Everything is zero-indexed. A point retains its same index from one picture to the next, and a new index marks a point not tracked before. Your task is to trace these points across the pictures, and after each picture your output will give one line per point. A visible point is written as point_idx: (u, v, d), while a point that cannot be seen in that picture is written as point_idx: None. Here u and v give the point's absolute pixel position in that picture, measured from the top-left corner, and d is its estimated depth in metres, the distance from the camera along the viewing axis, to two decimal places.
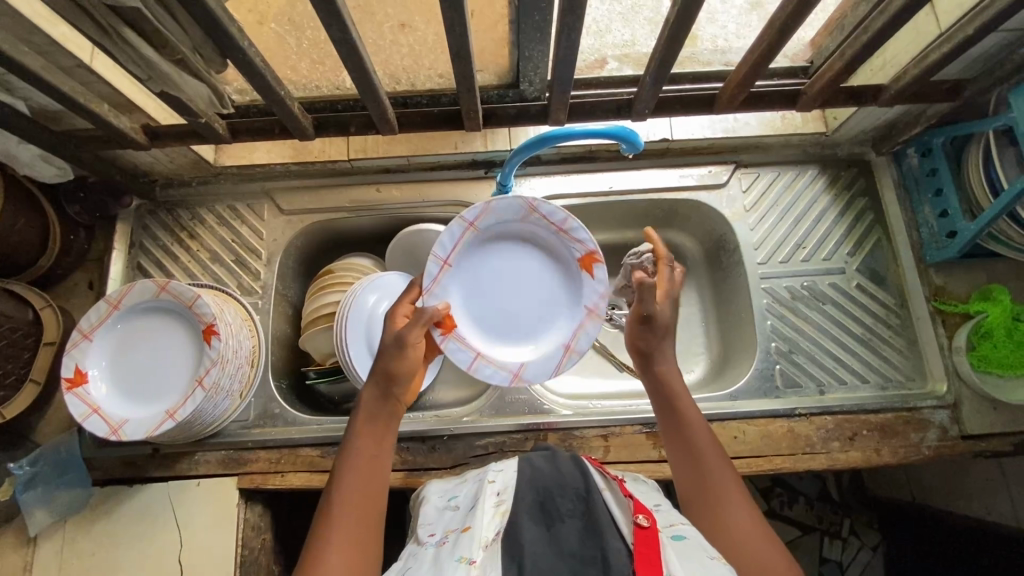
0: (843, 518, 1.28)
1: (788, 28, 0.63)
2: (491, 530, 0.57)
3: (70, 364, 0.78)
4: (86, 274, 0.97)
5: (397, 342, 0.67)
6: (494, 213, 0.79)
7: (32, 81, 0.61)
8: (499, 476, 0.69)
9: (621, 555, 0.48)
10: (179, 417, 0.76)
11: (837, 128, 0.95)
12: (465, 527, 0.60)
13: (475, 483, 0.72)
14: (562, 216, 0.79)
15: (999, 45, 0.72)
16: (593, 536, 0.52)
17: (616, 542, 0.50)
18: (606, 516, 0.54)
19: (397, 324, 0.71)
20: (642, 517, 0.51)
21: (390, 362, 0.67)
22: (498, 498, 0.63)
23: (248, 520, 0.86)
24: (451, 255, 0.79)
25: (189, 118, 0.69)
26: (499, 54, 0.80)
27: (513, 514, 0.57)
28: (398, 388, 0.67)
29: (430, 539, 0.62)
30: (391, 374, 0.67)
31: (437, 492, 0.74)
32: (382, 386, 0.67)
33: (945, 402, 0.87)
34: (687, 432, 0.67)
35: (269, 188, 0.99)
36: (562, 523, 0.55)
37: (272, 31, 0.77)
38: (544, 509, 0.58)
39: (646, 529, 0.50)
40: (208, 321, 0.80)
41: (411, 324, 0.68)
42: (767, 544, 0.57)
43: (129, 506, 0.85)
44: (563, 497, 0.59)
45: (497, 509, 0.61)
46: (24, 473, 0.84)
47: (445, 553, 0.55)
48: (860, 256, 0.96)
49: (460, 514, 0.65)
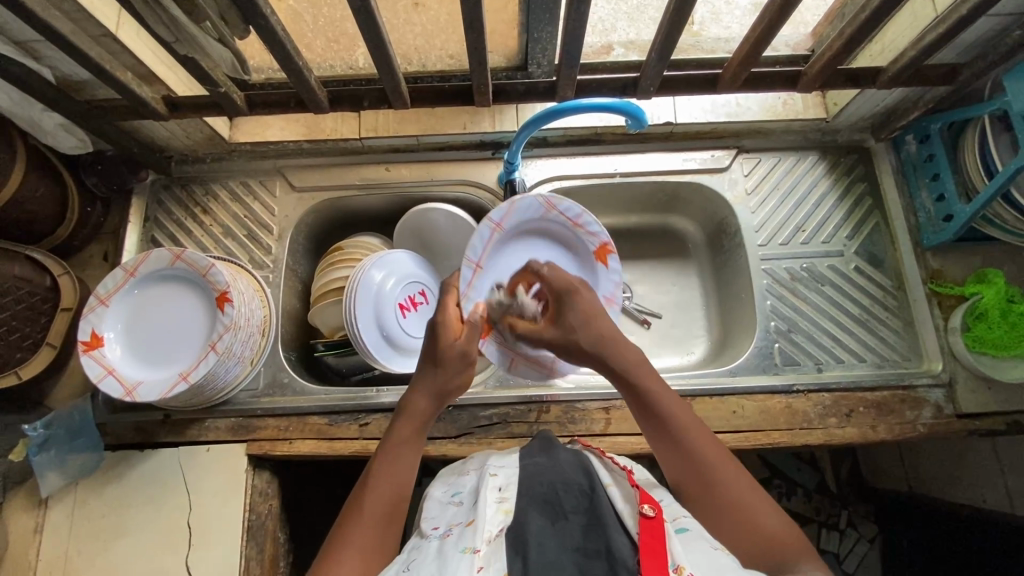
0: (841, 509, 1.30)
1: (789, 5, 0.66)
2: (495, 526, 0.56)
3: (87, 328, 0.80)
4: (101, 246, 0.99)
5: (462, 357, 0.68)
6: (518, 212, 0.83)
7: (62, 45, 0.64)
8: (501, 470, 0.66)
9: (626, 548, 0.49)
10: (192, 379, 0.78)
11: (838, 114, 0.97)
12: (469, 520, 0.58)
13: (476, 478, 0.69)
14: (578, 212, 0.86)
15: (993, 29, 0.75)
16: (597, 530, 0.52)
17: (620, 536, 0.51)
18: (611, 512, 0.54)
19: (455, 332, 0.70)
20: (647, 508, 0.52)
21: (450, 379, 0.69)
22: (501, 493, 0.61)
23: (255, 486, 0.87)
24: (483, 258, 0.82)
25: (210, 87, 0.71)
26: (509, 36, 0.84)
27: (517, 512, 0.56)
28: (446, 400, 0.70)
29: (435, 531, 0.61)
30: (449, 391, 0.69)
31: (440, 488, 0.72)
32: (440, 400, 0.69)
33: (940, 380, 0.89)
34: (662, 416, 0.65)
35: (281, 165, 1.01)
36: (565, 519, 0.55)
37: (291, 7, 0.80)
38: (548, 505, 0.57)
39: (651, 519, 0.51)
40: (221, 288, 0.82)
41: (469, 340, 0.69)
42: (774, 514, 0.59)
43: (140, 470, 0.87)
44: (567, 492, 0.59)
45: (501, 505, 0.59)
46: (37, 435, 0.86)
47: (449, 546, 0.54)
48: (858, 240, 0.98)
49: (466, 509, 0.63)
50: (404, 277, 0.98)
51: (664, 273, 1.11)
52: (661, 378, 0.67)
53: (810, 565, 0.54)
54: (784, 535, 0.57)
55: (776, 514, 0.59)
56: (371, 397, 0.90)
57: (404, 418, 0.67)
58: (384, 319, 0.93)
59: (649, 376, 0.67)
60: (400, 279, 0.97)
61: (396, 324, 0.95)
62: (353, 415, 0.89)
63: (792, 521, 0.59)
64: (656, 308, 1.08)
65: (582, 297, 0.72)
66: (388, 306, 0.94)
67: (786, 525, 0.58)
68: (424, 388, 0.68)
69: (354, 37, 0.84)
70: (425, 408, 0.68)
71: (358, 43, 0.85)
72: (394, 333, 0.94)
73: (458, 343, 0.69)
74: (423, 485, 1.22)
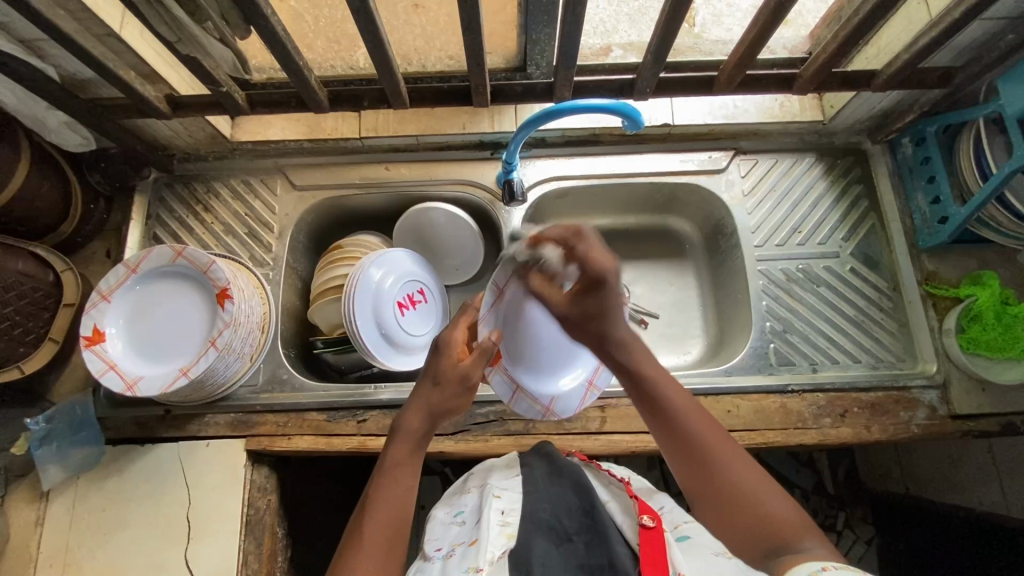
0: (838, 510, 1.31)
1: (783, 8, 0.67)
2: (498, 548, 0.56)
3: (89, 324, 0.81)
4: (104, 243, 1.00)
5: (464, 382, 0.72)
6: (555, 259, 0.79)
7: (66, 44, 0.65)
8: (505, 492, 0.66)
9: (627, 559, 0.51)
10: (193, 374, 0.79)
11: (834, 116, 0.98)
12: (472, 539, 0.60)
13: (480, 497, 0.69)
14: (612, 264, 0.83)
15: (988, 33, 0.75)
16: (599, 545, 0.53)
17: (622, 548, 0.53)
18: (614, 531, 0.56)
19: (458, 356, 0.75)
20: (646, 518, 0.53)
21: (447, 400, 0.72)
22: (504, 517, 0.60)
23: (254, 481, 0.88)
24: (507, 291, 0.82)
25: (211, 86, 0.73)
26: (508, 36, 0.86)
27: (521, 535, 0.56)
28: (442, 420, 0.73)
29: (437, 553, 0.63)
30: (447, 411, 0.72)
31: (443, 509, 0.74)
32: (435, 420, 0.72)
33: (935, 381, 0.90)
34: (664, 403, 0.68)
35: (282, 164, 1.02)
36: (570, 541, 0.55)
37: (293, 8, 0.83)
38: (553, 528, 0.57)
39: (651, 529, 0.52)
40: (222, 285, 0.83)
41: (474, 363, 0.73)
42: (781, 499, 0.59)
43: (141, 465, 0.88)
44: (570, 517, 0.59)
45: (504, 529, 0.58)
46: (39, 429, 0.87)
47: (452, 566, 0.57)
48: (854, 241, 0.99)
49: (467, 529, 0.65)
50: (402, 275, 0.99)
51: (661, 274, 1.11)
52: (668, 374, 0.71)
53: (816, 545, 0.53)
54: (793, 523, 0.57)
55: (782, 501, 0.59)
56: (368, 394, 0.91)
57: (400, 439, 0.69)
58: (382, 317, 0.94)
59: (651, 365, 0.71)
60: (399, 277, 0.98)
61: (394, 322, 0.95)
62: (351, 412, 0.90)
63: (800, 507, 0.59)
64: (653, 308, 1.09)
65: (608, 295, 0.73)
66: (387, 304, 0.95)
67: (795, 512, 0.58)
68: (420, 407, 0.71)
69: (355, 38, 0.85)
70: (421, 425, 0.71)
71: (359, 44, 0.86)
72: (392, 331, 0.95)
73: (459, 365, 0.73)
74: (421, 482, 1.23)
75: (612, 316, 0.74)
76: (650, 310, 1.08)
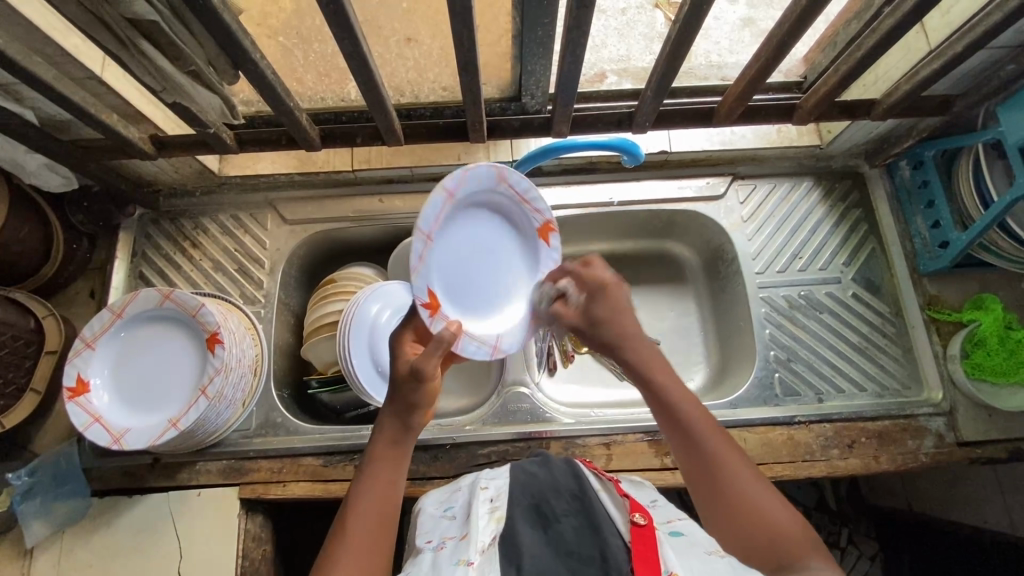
0: (841, 527, 1.17)
1: (785, 45, 0.66)
2: (487, 536, 0.54)
3: (72, 373, 0.78)
4: (88, 283, 0.97)
5: (413, 376, 0.61)
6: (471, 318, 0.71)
7: (45, 91, 0.62)
8: (492, 483, 0.65)
9: (619, 550, 0.49)
10: (182, 426, 0.76)
11: (831, 141, 0.97)
12: (462, 534, 0.56)
13: (468, 493, 0.66)
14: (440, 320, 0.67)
15: (987, 62, 0.75)
16: (591, 534, 0.51)
17: (614, 539, 0.50)
18: (603, 513, 0.54)
19: (410, 352, 0.64)
20: (637, 516, 0.50)
21: (410, 395, 0.62)
22: (492, 505, 0.59)
23: (249, 530, 0.85)
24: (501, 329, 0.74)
25: (199, 128, 0.71)
26: (502, 69, 0.81)
27: (508, 520, 0.55)
28: (416, 418, 0.63)
29: (427, 545, 0.57)
30: (409, 407, 0.62)
31: (432, 503, 0.67)
32: (407, 417, 0.63)
33: (941, 409, 0.89)
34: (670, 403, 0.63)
35: (272, 198, 1.00)
36: (559, 525, 0.54)
37: (280, 44, 0.78)
38: (540, 513, 0.56)
39: (642, 527, 0.49)
40: (211, 329, 0.79)
41: (425, 356, 0.61)
42: (784, 510, 0.57)
43: (129, 516, 0.84)
44: (558, 498, 0.58)
45: (493, 515, 0.57)
46: (21, 483, 0.83)
47: (443, 559, 0.52)
48: (855, 266, 0.98)
49: (458, 522, 0.60)
50: (398, 309, 0.96)
51: (661, 300, 1.10)
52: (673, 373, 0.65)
53: (819, 563, 0.53)
54: (797, 537, 0.56)
55: (787, 511, 0.58)
56: (365, 436, 0.88)
57: (381, 429, 0.64)
58: (378, 354, 0.91)
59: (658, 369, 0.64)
60: (395, 312, 0.95)
61: (390, 359, 0.92)
62: (349, 456, 0.87)
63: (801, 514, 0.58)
64: (654, 334, 1.07)
65: (614, 300, 0.67)
66: (383, 340, 0.92)
67: (799, 524, 0.57)
68: (388, 398, 0.64)
69: (346, 71, 0.82)
70: (393, 419, 0.63)
71: (350, 77, 0.83)
72: (388, 367, 0.92)
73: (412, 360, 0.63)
74: None
75: (626, 323, 0.67)
76: (652, 337, 1.06)
